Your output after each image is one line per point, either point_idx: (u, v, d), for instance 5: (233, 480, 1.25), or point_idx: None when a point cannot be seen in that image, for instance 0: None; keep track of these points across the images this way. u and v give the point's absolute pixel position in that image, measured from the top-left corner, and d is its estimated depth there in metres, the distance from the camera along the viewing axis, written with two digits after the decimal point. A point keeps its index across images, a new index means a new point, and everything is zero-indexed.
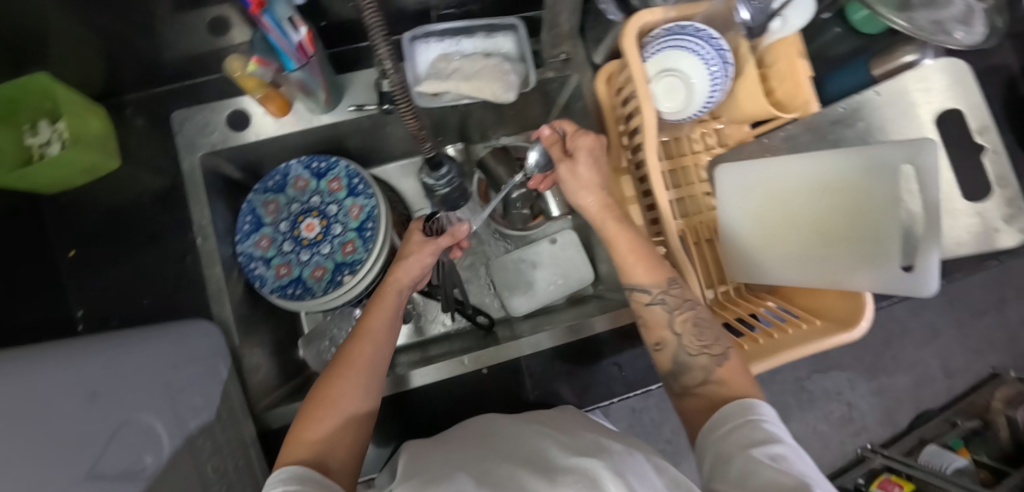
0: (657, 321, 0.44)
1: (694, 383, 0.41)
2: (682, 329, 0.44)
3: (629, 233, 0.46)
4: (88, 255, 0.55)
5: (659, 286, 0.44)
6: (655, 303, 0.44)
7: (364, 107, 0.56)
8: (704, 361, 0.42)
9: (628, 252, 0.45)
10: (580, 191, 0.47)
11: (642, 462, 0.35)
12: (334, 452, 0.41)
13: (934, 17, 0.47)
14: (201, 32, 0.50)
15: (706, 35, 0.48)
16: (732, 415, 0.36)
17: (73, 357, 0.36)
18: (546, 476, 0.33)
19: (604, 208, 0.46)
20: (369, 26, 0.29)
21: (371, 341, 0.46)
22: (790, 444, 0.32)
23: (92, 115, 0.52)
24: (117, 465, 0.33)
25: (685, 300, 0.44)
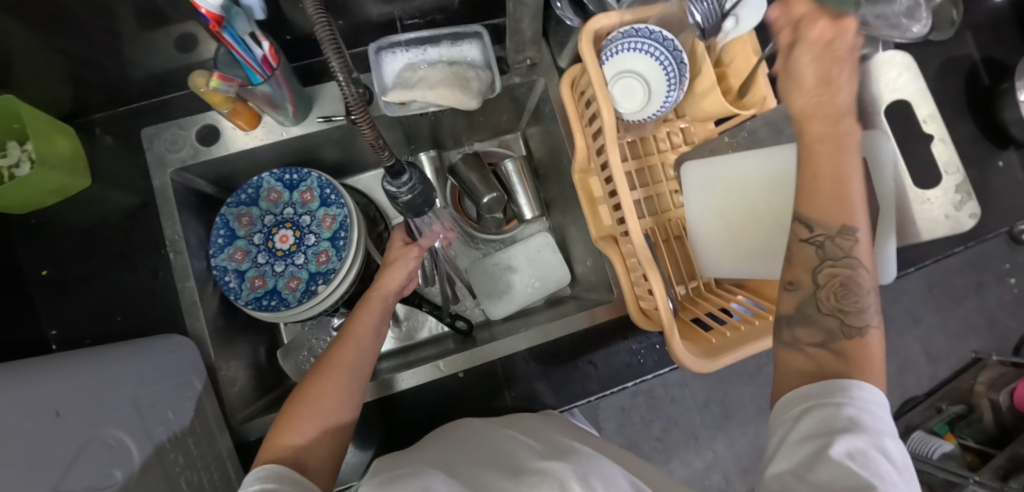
0: (803, 258, 0.36)
1: (812, 344, 0.35)
2: (827, 286, 0.35)
3: (837, 161, 0.34)
4: (59, 275, 0.54)
5: (828, 228, 0.35)
6: (812, 243, 0.36)
7: (332, 118, 0.57)
8: (832, 325, 0.34)
9: (823, 178, 0.35)
10: (797, 90, 0.36)
11: (610, 466, 0.35)
12: (314, 453, 0.41)
13: (883, 12, 0.48)
14: (169, 49, 0.51)
15: (660, 37, 0.48)
16: (816, 393, 0.31)
17: (39, 375, 0.36)
18: (513, 475, 0.33)
19: (823, 111, 0.35)
20: (319, 41, 0.26)
21: (354, 344, 0.47)
22: (874, 434, 0.28)
23: (59, 135, 0.52)
24: (84, 481, 0.33)
25: (846, 255, 0.35)
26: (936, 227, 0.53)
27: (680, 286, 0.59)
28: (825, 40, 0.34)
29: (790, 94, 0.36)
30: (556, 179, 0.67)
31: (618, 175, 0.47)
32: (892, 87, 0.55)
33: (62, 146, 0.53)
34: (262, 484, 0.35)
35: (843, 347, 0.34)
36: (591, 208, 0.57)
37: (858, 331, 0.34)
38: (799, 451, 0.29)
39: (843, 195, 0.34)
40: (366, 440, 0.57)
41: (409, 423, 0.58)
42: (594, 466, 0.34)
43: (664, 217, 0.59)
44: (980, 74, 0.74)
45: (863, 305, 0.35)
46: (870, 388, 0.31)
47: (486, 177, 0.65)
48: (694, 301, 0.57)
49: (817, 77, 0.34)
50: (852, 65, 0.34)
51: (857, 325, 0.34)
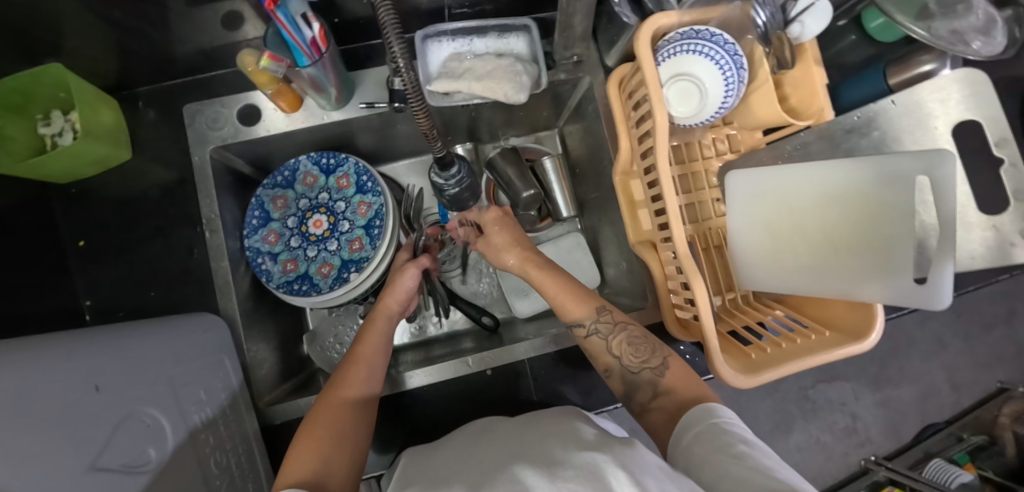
0: (598, 348, 0.49)
1: (650, 400, 0.45)
2: (623, 352, 0.47)
3: (553, 275, 0.52)
4: (96, 247, 0.55)
5: (588, 317, 0.49)
6: (593, 334, 0.49)
7: (374, 105, 0.56)
8: (648, 377, 0.45)
9: (557, 292, 0.51)
10: (499, 254, 0.55)
11: (644, 453, 0.34)
12: (331, 472, 0.38)
13: (953, 26, 0.46)
14: (216, 26, 0.50)
15: (721, 40, 0.46)
16: (698, 420, 0.38)
17: (81, 348, 0.36)
18: (546, 471, 0.32)
19: (526, 259, 0.53)
20: (382, 23, 0.29)
21: (366, 365, 0.47)
22: (749, 441, 0.34)
23: (104, 107, 0.52)
24: (121, 458, 0.33)
25: (617, 325, 0.49)
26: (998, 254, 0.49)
27: (716, 296, 0.57)
28: (497, 217, 0.56)
29: (497, 252, 0.55)
30: (594, 180, 0.66)
31: (665, 179, 0.45)
32: (960, 108, 0.51)
33: (105, 117, 0.53)
34: None
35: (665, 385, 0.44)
36: (630, 210, 0.56)
37: (662, 368, 0.45)
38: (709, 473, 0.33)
39: (576, 292, 0.50)
40: (393, 431, 0.57)
41: (433, 418, 0.58)
42: (631, 457, 0.32)
43: (705, 226, 0.58)
44: None
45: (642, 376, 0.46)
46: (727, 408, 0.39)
47: (523, 173, 0.65)
48: (732, 313, 0.56)
49: (505, 238, 0.54)
50: (506, 223, 0.56)
51: (659, 362, 0.46)
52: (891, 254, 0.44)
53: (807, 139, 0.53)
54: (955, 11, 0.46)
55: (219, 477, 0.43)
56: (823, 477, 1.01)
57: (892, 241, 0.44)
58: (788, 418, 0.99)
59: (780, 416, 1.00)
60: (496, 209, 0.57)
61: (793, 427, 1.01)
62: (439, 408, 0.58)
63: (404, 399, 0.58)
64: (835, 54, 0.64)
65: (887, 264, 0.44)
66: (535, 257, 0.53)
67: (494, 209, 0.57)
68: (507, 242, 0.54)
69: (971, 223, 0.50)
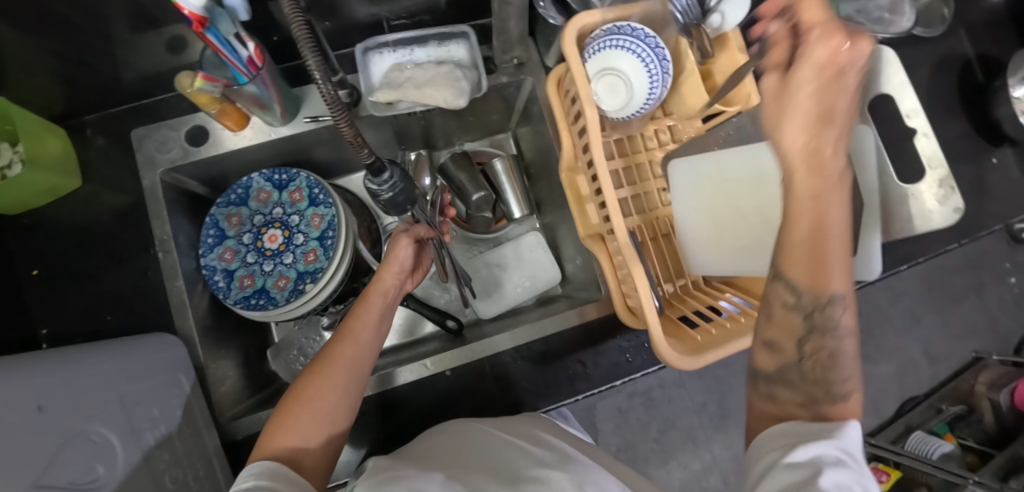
0: (787, 323, 0.35)
1: (791, 401, 0.35)
2: (813, 357, 0.35)
3: (825, 216, 0.30)
4: (50, 275, 0.55)
5: (816, 297, 0.33)
6: (799, 314, 0.34)
7: (320, 118, 0.57)
8: (816, 391, 0.34)
9: (807, 225, 0.30)
10: (782, 132, 0.30)
11: (594, 473, 0.40)
12: (309, 449, 0.41)
13: (860, 8, 0.47)
14: (157, 52, 0.51)
15: (643, 34, 0.47)
16: (800, 431, 0.31)
17: (24, 372, 0.37)
18: (510, 483, 0.37)
19: (808, 163, 0.30)
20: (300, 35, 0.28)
21: (353, 341, 0.47)
22: (859, 475, 0.28)
23: (51, 137, 0.53)
24: (67, 475, 0.34)
25: (832, 318, 0.33)
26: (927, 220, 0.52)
27: (668, 284, 0.59)
28: (831, 65, 0.26)
29: (780, 133, 0.30)
30: (547, 178, 0.67)
31: (601, 170, 0.47)
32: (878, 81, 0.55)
33: (52, 146, 0.53)
34: (255, 479, 0.36)
35: (825, 410, 0.33)
36: (578, 206, 0.57)
37: (842, 397, 0.33)
38: (784, 478, 0.27)
39: (820, 249, 0.31)
40: (357, 440, 0.58)
41: (397, 424, 0.58)
42: (585, 475, 0.38)
43: (652, 215, 0.59)
44: (973, 74, 0.78)
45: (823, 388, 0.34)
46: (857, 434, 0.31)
47: (474, 176, 0.67)
48: (682, 299, 0.57)
49: (815, 113, 0.28)
50: (853, 96, 0.28)
51: (841, 391, 0.34)
52: None
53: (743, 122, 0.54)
54: None
55: None
56: None
57: None
58: None
59: None
60: (844, 39, 0.25)
61: None
62: (406, 411, 0.58)
63: (383, 401, 0.58)
64: None
65: None
66: (823, 165, 0.30)
67: (862, 40, 0.25)
68: (819, 126, 0.28)
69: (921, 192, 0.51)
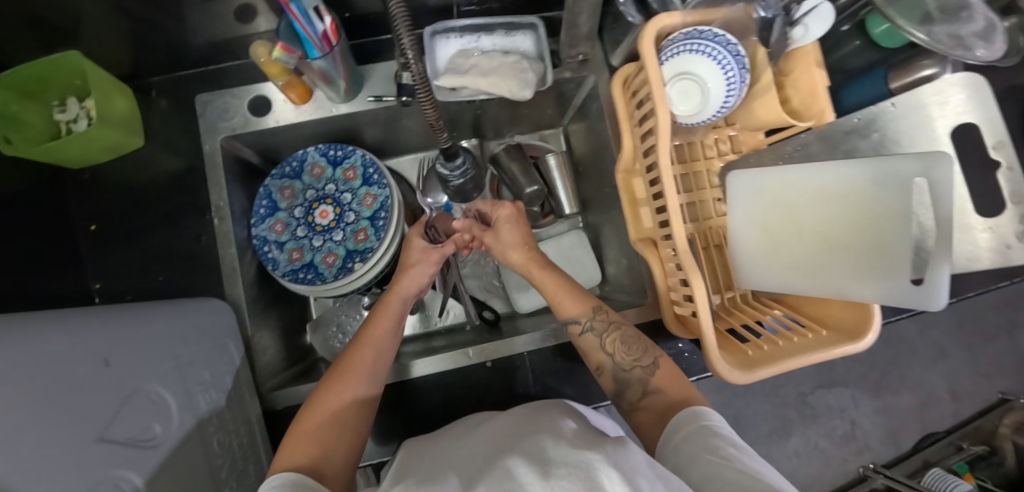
0: (590, 346, 0.50)
1: (651, 402, 0.46)
2: (614, 350, 0.49)
3: (550, 272, 0.53)
4: (106, 231, 0.56)
5: (587, 316, 0.50)
6: (587, 331, 0.50)
7: (382, 99, 0.57)
8: (638, 374, 0.47)
9: (553, 285, 0.52)
10: (507, 250, 0.54)
11: (635, 451, 0.33)
12: (332, 457, 0.41)
13: (953, 31, 0.46)
14: (228, 19, 0.51)
15: (724, 41, 0.46)
16: (687, 424, 0.40)
17: (91, 325, 0.37)
18: (540, 467, 0.31)
19: (527, 260, 0.53)
20: (394, 17, 0.30)
21: (373, 348, 0.47)
22: (736, 442, 0.36)
23: (118, 96, 0.54)
24: (128, 431, 0.34)
25: (611, 324, 0.50)
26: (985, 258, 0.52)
27: (715, 295, 0.58)
28: (509, 216, 0.55)
29: (506, 254, 0.54)
30: (596, 178, 0.67)
31: (666, 176, 0.46)
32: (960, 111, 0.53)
33: (120, 105, 0.54)
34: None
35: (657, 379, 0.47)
36: (632, 208, 0.57)
37: (649, 370, 0.47)
38: (696, 469, 0.35)
39: (582, 295, 0.51)
40: (389, 422, 0.58)
41: (430, 409, 0.58)
42: (622, 454, 0.32)
43: (705, 225, 0.58)
44: None
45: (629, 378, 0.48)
46: (711, 411, 0.41)
47: (527, 169, 0.66)
48: (730, 311, 0.56)
49: (522, 244, 0.54)
50: (523, 231, 0.54)
51: (654, 354, 0.49)
52: (887, 256, 0.44)
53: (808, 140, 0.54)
54: (955, 17, 0.47)
55: (222, 458, 0.44)
56: (821, 483, 1.01)
57: (885, 243, 0.44)
58: (786, 423, 0.99)
59: (778, 420, 1.00)
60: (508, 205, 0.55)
61: (792, 432, 1.01)
62: (436, 397, 0.59)
63: (413, 386, 0.58)
64: (836, 60, 0.64)
65: (882, 267, 0.44)
66: (533, 253, 0.54)
67: (508, 205, 0.55)
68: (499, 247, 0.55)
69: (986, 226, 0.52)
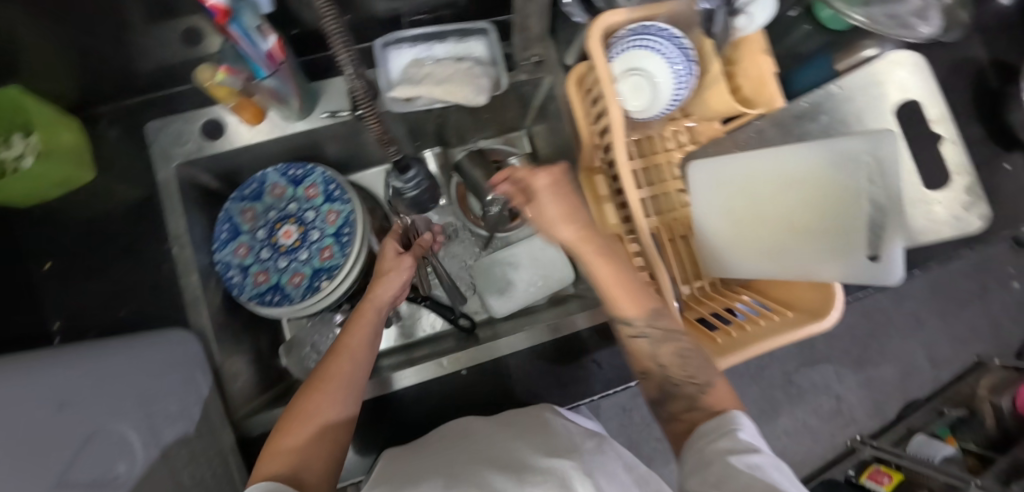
0: (640, 350, 0.46)
1: (680, 410, 0.43)
2: (670, 362, 0.45)
3: (614, 267, 0.44)
4: (63, 269, 0.54)
5: (641, 315, 0.44)
6: (640, 336, 0.45)
7: (337, 114, 0.57)
8: (689, 392, 0.43)
9: (610, 278, 0.44)
10: (554, 227, 0.44)
11: (612, 460, 0.36)
12: (311, 466, 0.40)
13: (890, 12, 0.47)
14: (175, 43, 0.51)
15: (669, 34, 0.48)
16: (714, 427, 0.38)
17: (45, 365, 0.36)
18: (514, 474, 0.32)
19: (584, 239, 0.44)
20: (328, 32, 0.29)
21: (350, 357, 0.45)
22: (768, 456, 0.34)
23: (65, 128, 0.52)
24: (89, 474, 0.33)
25: (669, 333, 0.44)
26: (941, 228, 0.54)
27: (685, 285, 0.59)
28: (550, 186, 0.44)
29: (555, 229, 0.45)
30: (562, 177, 0.67)
31: (625, 174, 0.46)
32: (903, 88, 0.54)
33: (67, 139, 0.52)
34: None
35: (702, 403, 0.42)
36: (596, 205, 0.57)
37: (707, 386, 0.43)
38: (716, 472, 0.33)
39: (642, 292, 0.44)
40: (370, 437, 0.57)
41: (408, 423, 0.58)
42: (599, 462, 0.34)
43: (670, 217, 0.59)
44: (986, 77, 0.78)
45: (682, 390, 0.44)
46: (741, 415, 0.39)
47: (490, 174, 0.66)
48: (700, 301, 0.57)
49: (558, 217, 0.44)
50: (575, 195, 0.45)
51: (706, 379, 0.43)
52: (845, 232, 0.45)
53: (762, 128, 0.55)
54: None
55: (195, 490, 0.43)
56: (811, 460, 1.02)
57: (844, 221, 0.45)
58: (773, 404, 1.01)
59: (765, 402, 1.01)
60: (548, 173, 0.44)
61: (780, 412, 1.03)
62: (417, 410, 0.58)
63: (392, 400, 0.58)
64: (789, 45, 0.65)
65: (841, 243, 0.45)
66: (594, 236, 0.44)
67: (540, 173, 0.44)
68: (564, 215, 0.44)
69: (937, 201, 0.54)
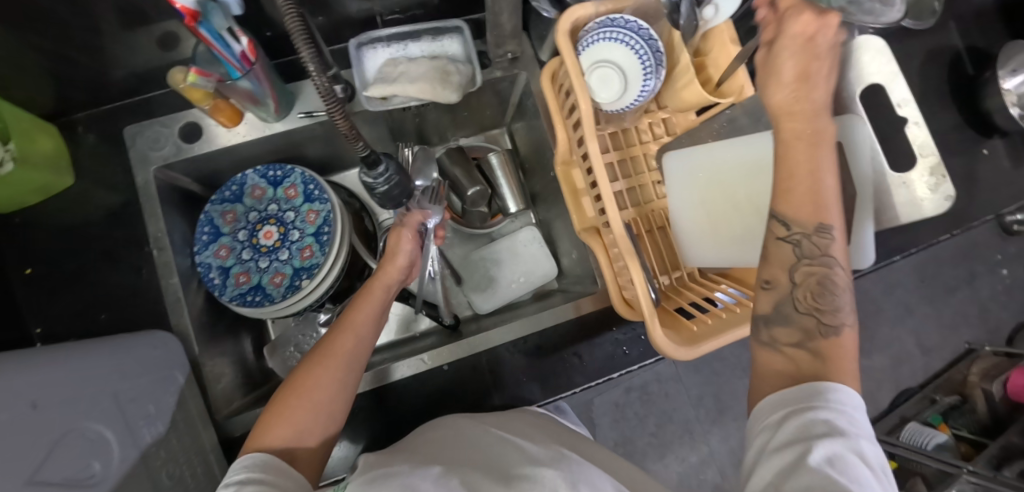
0: (780, 256, 0.37)
1: (791, 344, 0.35)
2: (806, 287, 0.36)
3: (818, 158, 0.35)
4: (42, 274, 0.54)
5: (805, 228, 0.35)
6: (789, 242, 0.36)
7: (313, 114, 0.57)
8: (810, 324, 0.35)
9: (803, 175, 0.35)
10: (777, 77, 0.34)
11: (592, 473, 0.38)
12: (305, 442, 0.40)
13: None
14: (150, 48, 0.51)
15: (635, 27, 0.48)
16: (788, 397, 0.32)
17: (18, 366, 0.37)
18: (502, 481, 0.36)
19: (800, 95, 0.34)
20: (292, 35, 0.28)
21: (354, 333, 0.45)
22: (851, 436, 0.28)
23: (43, 135, 0.53)
24: (63, 472, 0.34)
25: (815, 249, 0.35)
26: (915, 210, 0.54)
27: (664, 275, 0.59)
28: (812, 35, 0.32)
29: (768, 87, 0.35)
30: (542, 172, 0.68)
31: (597, 166, 0.47)
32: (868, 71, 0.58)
33: (45, 145, 0.53)
34: (249, 473, 0.35)
35: (820, 347, 0.34)
36: (574, 199, 0.57)
37: (833, 331, 0.35)
38: (779, 458, 0.29)
39: (818, 195, 0.35)
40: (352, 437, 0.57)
41: (388, 421, 0.58)
42: (580, 471, 0.37)
43: (647, 208, 0.59)
44: (962, 63, 0.79)
45: (839, 303, 0.35)
46: (849, 390, 0.31)
47: (470, 172, 0.67)
48: (678, 291, 0.57)
49: (797, 74, 0.34)
50: (830, 61, 0.34)
51: (833, 325, 0.35)
52: None
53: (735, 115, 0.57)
54: None
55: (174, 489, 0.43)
56: None
57: None
58: None
59: None
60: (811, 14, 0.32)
61: None
62: (399, 406, 0.58)
63: (373, 398, 0.58)
64: None
65: None
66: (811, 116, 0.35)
67: (829, 16, 0.31)
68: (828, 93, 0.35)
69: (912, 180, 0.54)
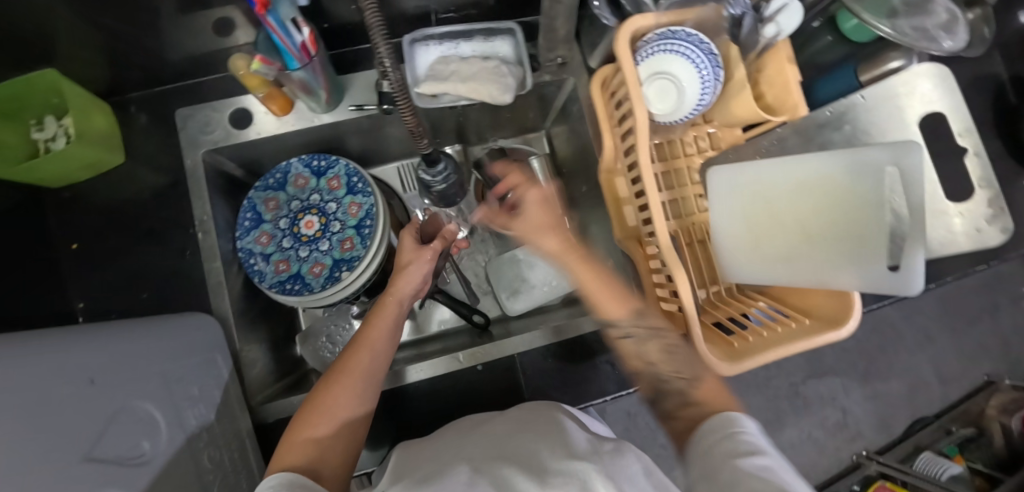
0: (629, 351, 0.45)
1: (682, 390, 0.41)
2: (658, 360, 0.43)
3: (597, 275, 0.46)
4: (87, 250, 0.55)
5: (632, 320, 0.45)
6: (627, 337, 0.45)
7: (364, 107, 0.57)
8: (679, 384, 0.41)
9: (596, 280, 0.45)
10: (539, 234, 0.47)
11: (631, 461, 0.34)
12: (327, 460, 0.39)
13: (917, 25, 0.48)
14: (208, 33, 0.52)
15: (696, 40, 0.48)
16: (715, 429, 0.35)
17: (76, 341, 0.37)
18: (536, 475, 0.33)
19: (565, 247, 0.47)
20: (369, 26, 0.26)
21: (369, 350, 0.45)
22: (773, 454, 0.31)
23: (98, 112, 0.53)
24: (116, 449, 0.34)
25: (653, 330, 0.44)
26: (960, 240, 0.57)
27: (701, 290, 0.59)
28: (537, 198, 0.48)
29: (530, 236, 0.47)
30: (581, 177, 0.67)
31: (648, 177, 0.46)
32: (926, 100, 0.58)
33: (99, 122, 0.53)
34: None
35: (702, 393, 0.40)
36: (615, 208, 0.58)
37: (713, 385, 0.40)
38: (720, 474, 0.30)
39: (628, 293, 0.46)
40: (380, 432, 0.57)
41: (417, 417, 0.58)
42: (618, 466, 0.33)
43: (688, 221, 0.59)
44: (1005, 93, 0.78)
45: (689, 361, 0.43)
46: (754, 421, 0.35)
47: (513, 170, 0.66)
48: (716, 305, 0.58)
49: (547, 224, 0.47)
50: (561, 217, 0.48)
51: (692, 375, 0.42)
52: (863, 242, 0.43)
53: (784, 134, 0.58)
54: (918, 11, 0.49)
55: (213, 473, 0.43)
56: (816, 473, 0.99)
57: (861, 232, 0.44)
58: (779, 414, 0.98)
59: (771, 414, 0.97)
60: (540, 187, 0.49)
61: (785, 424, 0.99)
62: (429, 402, 0.59)
63: (403, 393, 0.58)
64: (812, 55, 0.64)
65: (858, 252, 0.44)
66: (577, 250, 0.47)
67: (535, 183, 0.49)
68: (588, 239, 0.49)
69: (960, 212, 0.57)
